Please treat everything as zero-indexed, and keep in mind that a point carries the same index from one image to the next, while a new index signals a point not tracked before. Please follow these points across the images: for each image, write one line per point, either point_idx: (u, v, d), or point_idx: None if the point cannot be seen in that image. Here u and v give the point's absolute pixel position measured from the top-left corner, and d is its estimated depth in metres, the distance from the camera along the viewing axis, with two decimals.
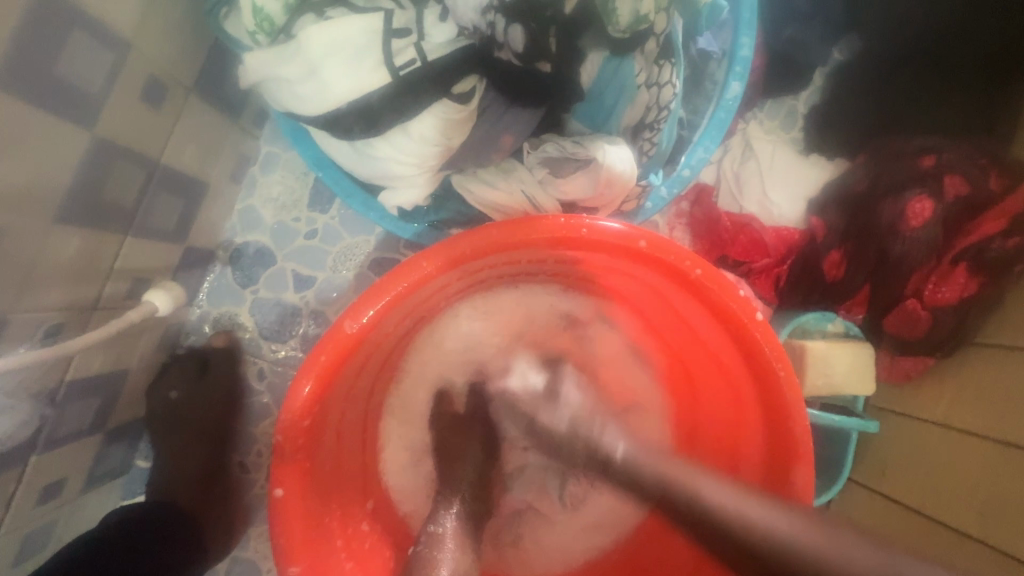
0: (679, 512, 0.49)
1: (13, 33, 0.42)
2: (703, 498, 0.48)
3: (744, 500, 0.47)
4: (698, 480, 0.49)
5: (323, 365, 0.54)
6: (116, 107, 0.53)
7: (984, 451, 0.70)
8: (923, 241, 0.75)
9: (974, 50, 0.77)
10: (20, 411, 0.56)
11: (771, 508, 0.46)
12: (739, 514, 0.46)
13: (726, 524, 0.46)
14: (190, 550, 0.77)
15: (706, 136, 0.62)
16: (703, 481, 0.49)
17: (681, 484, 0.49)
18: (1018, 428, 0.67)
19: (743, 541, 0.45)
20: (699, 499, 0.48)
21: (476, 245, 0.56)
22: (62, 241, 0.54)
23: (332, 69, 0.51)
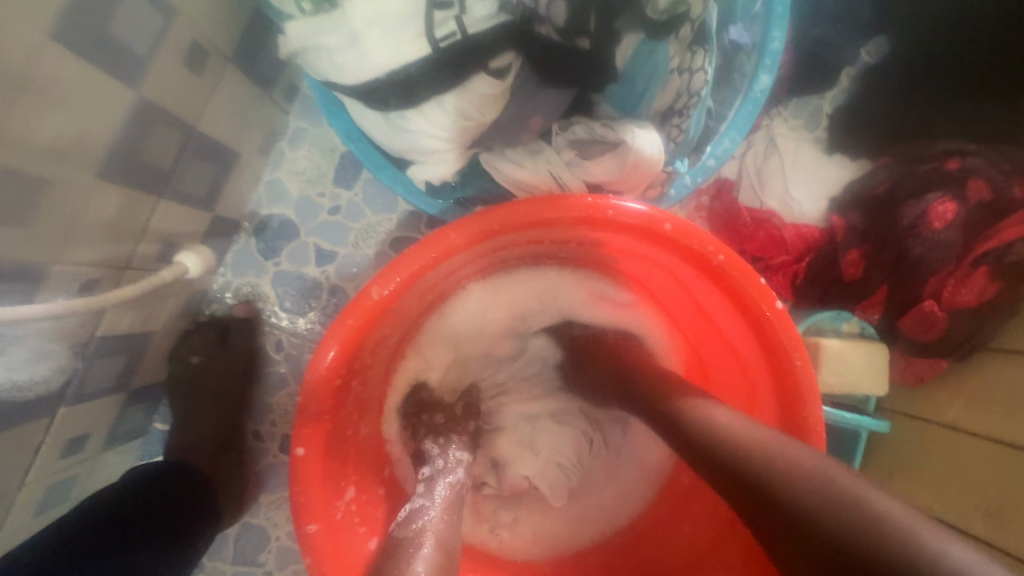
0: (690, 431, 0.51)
1: None
2: (722, 431, 0.49)
3: (756, 433, 0.48)
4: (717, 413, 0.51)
5: (350, 329, 0.56)
6: (160, 70, 0.55)
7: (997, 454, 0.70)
8: (943, 242, 0.75)
9: (1004, 55, 0.76)
10: (54, 360, 0.58)
11: (790, 445, 0.46)
12: (752, 447, 0.46)
13: (730, 449, 0.47)
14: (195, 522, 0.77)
15: (732, 126, 0.62)
16: (723, 414, 0.50)
17: (694, 412, 0.52)
18: None
19: (749, 467, 0.45)
20: (712, 423, 0.50)
21: (503, 220, 0.57)
22: (103, 197, 0.55)
23: (374, 39, 0.52)
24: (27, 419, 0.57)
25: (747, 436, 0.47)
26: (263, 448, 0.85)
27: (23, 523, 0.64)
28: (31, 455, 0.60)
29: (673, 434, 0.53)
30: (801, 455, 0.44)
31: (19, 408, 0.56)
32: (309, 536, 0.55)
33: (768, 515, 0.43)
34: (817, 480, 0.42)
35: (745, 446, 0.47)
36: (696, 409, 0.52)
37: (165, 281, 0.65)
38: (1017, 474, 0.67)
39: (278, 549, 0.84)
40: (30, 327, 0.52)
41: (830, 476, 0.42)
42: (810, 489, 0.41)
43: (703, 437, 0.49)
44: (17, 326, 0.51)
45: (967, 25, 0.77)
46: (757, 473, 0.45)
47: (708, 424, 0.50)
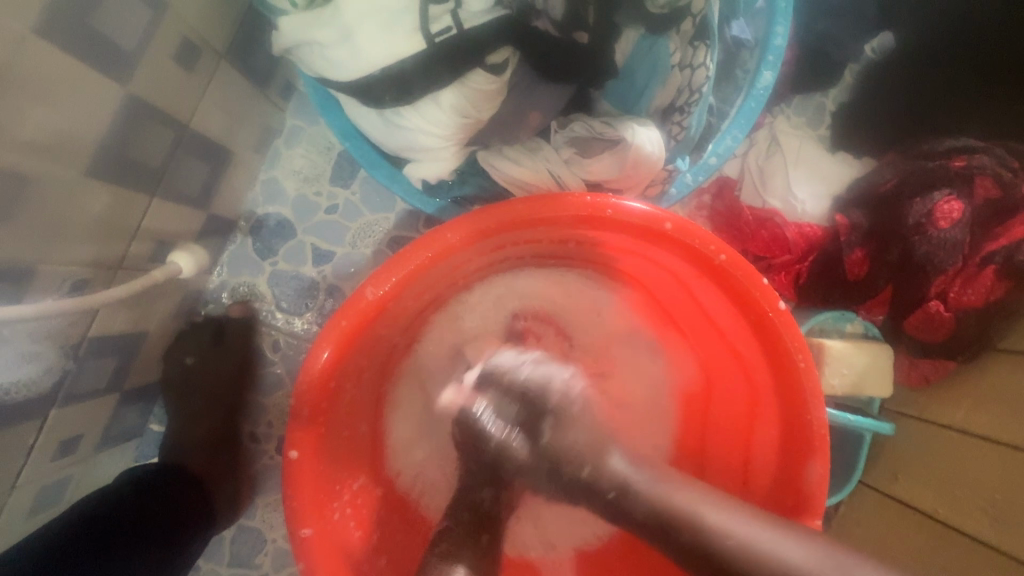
0: (659, 539, 0.51)
1: None
2: (694, 526, 0.50)
3: (724, 518, 0.50)
4: (708, 512, 0.50)
5: (343, 330, 0.55)
6: (150, 66, 0.54)
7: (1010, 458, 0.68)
8: (949, 241, 0.73)
9: (1012, 50, 0.74)
10: (44, 360, 0.57)
11: (762, 530, 0.49)
12: (728, 531, 0.49)
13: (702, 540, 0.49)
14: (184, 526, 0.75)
15: (734, 124, 0.61)
16: (700, 503, 0.51)
17: (670, 503, 0.52)
18: None
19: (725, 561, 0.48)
20: (692, 526, 0.50)
21: (500, 219, 0.56)
22: (92, 195, 0.54)
23: (367, 34, 0.51)
24: (19, 418, 0.57)
25: (720, 522, 0.49)
26: (259, 450, 0.84)
27: (16, 526, 0.64)
28: (21, 457, 0.59)
29: (629, 522, 0.53)
30: (762, 534, 0.48)
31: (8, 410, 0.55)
32: (302, 540, 0.54)
33: None
34: (791, 566, 0.46)
35: (724, 534, 0.49)
36: (662, 501, 0.52)
37: (156, 280, 0.64)
38: (1021, 476, 0.66)
39: (274, 551, 0.84)
40: (19, 328, 0.52)
41: (793, 553, 0.47)
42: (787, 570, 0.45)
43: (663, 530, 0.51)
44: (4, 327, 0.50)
45: (974, 21, 0.75)
46: (722, 556, 0.48)
47: (691, 520, 0.50)
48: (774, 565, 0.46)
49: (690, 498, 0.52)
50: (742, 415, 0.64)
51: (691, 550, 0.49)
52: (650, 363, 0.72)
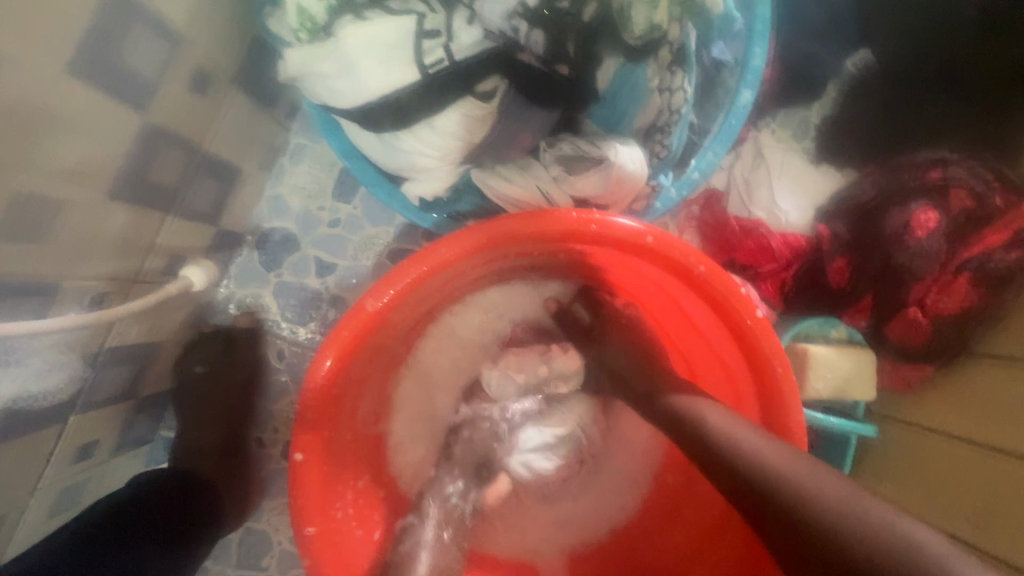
0: (683, 433, 0.56)
1: (85, 28, 0.47)
2: (713, 429, 0.54)
3: (738, 429, 0.53)
4: (709, 411, 0.56)
5: (345, 339, 0.58)
6: (166, 95, 0.58)
7: (992, 461, 0.70)
8: (926, 250, 0.76)
9: (983, 67, 0.78)
10: (65, 369, 0.60)
11: (772, 446, 0.50)
12: (749, 448, 0.51)
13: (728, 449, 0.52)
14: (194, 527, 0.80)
15: (715, 141, 0.65)
16: (711, 411, 0.56)
17: (688, 411, 0.57)
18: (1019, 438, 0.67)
19: (743, 471, 0.50)
20: (701, 425, 0.55)
21: (491, 234, 0.59)
22: (112, 215, 0.58)
23: (367, 66, 0.55)
24: (43, 424, 0.60)
25: (740, 434, 0.52)
26: (265, 454, 0.87)
27: (36, 527, 0.67)
28: (43, 461, 0.63)
29: (666, 425, 0.59)
30: (778, 453, 0.49)
31: (32, 418, 0.58)
32: (306, 538, 0.57)
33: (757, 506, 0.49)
34: (804, 481, 0.47)
35: (728, 438, 0.52)
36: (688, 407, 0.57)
37: (171, 293, 0.69)
38: (998, 476, 0.69)
39: (279, 554, 0.86)
40: (44, 341, 0.55)
41: (816, 479, 0.46)
42: (785, 478, 0.47)
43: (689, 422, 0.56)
44: (29, 339, 0.54)
45: (946, 39, 0.79)
46: (746, 468, 0.50)
47: (701, 424, 0.55)
48: (772, 468, 0.48)
49: (719, 418, 0.55)
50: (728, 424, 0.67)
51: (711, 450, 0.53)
52: None
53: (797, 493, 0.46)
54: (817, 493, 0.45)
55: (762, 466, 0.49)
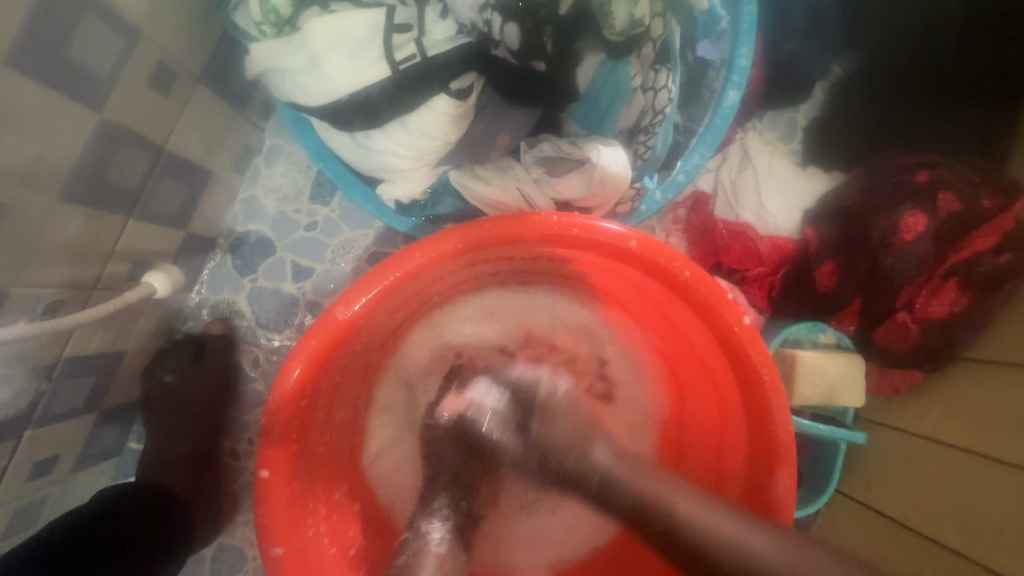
0: (645, 526, 0.47)
1: (28, 19, 0.44)
2: (683, 521, 0.45)
3: (708, 515, 0.45)
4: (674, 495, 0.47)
5: (314, 349, 0.56)
6: (123, 92, 0.55)
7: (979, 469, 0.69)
8: (914, 255, 0.75)
9: (970, 69, 0.77)
10: (17, 381, 0.57)
11: (754, 533, 0.43)
12: (730, 543, 0.43)
13: (705, 548, 0.44)
14: (161, 551, 0.77)
15: (701, 143, 0.62)
16: (675, 496, 0.47)
17: (652, 501, 0.47)
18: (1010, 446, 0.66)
19: (728, 572, 0.42)
20: (669, 514, 0.46)
21: (469, 238, 0.57)
22: (66, 218, 0.55)
23: (335, 61, 0.52)
24: None
25: (713, 524, 0.44)
26: (239, 467, 0.84)
27: None
28: None
29: (625, 514, 0.49)
30: (760, 538, 0.43)
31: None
32: (273, 559, 0.54)
33: None
34: (794, 573, 0.41)
35: (702, 529, 0.44)
36: (648, 497, 0.48)
37: (131, 300, 0.64)
38: (985, 488, 0.67)
39: (253, 570, 0.83)
40: None
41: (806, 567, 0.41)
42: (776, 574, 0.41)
43: (653, 515, 0.47)
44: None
45: (934, 41, 0.77)
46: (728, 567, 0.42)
47: (667, 513, 0.46)
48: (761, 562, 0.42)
49: (688, 505, 0.46)
50: (711, 439, 0.66)
51: (684, 548, 0.45)
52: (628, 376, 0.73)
53: None
54: None
55: (704, 536, 0.44)
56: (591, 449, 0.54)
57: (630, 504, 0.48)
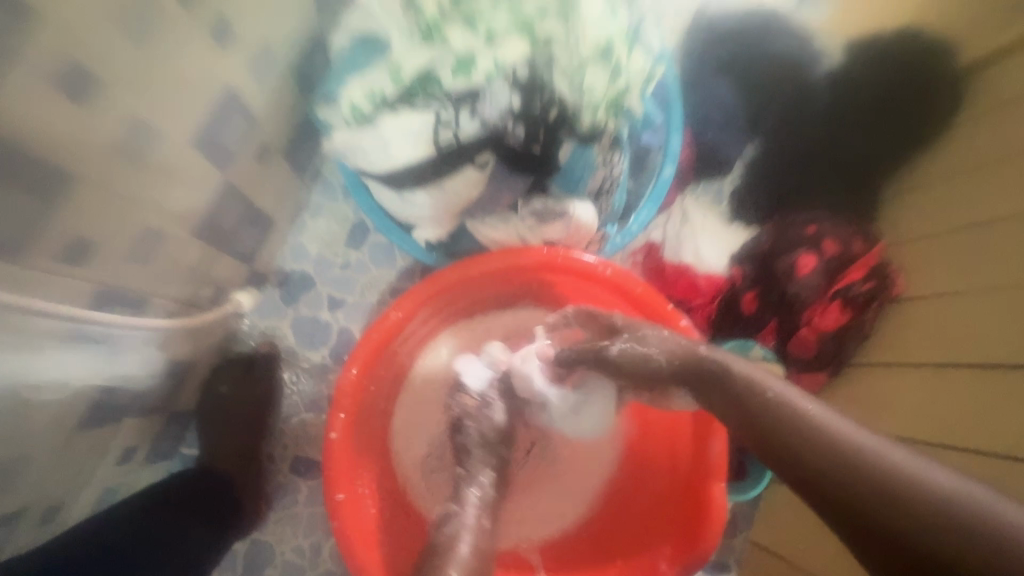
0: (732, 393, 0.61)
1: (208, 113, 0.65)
2: (768, 392, 0.58)
3: (795, 399, 0.57)
4: (772, 383, 0.59)
5: (372, 342, 0.81)
6: (242, 161, 0.76)
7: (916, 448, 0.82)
8: (809, 285, 1.01)
9: (839, 153, 1.07)
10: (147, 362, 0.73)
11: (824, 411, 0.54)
12: (800, 414, 0.55)
13: (770, 410, 0.57)
14: (210, 532, 0.89)
15: (647, 203, 0.89)
16: (771, 380, 0.60)
17: (746, 380, 0.61)
18: (902, 425, 0.86)
19: (785, 428, 0.55)
20: (760, 393, 0.59)
21: (481, 265, 0.82)
22: (191, 249, 0.74)
23: (397, 144, 0.73)
24: (111, 419, 0.73)
25: (785, 396, 0.57)
26: (273, 469, 1.01)
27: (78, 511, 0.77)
28: (98, 455, 0.75)
29: (704, 387, 0.65)
30: (831, 420, 0.53)
31: (104, 434, 0.74)
32: (336, 501, 0.75)
33: (795, 466, 0.53)
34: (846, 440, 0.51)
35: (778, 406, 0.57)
36: (738, 373, 0.62)
37: (208, 319, 0.83)
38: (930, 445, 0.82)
39: (283, 560, 1.00)
40: (129, 337, 0.67)
41: (863, 442, 0.50)
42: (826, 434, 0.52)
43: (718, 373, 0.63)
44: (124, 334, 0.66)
45: (815, 130, 1.08)
46: (787, 424, 0.55)
47: (754, 387, 0.60)
48: (816, 427, 0.53)
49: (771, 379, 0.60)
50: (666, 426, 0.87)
51: (755, 411, 0.58)
52: None
53: (832, 441, 0.51)
54: (869, 461, 0.48)
55: (779, 408, 0.56)
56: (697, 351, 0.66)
57: (694, 371, 0.65)
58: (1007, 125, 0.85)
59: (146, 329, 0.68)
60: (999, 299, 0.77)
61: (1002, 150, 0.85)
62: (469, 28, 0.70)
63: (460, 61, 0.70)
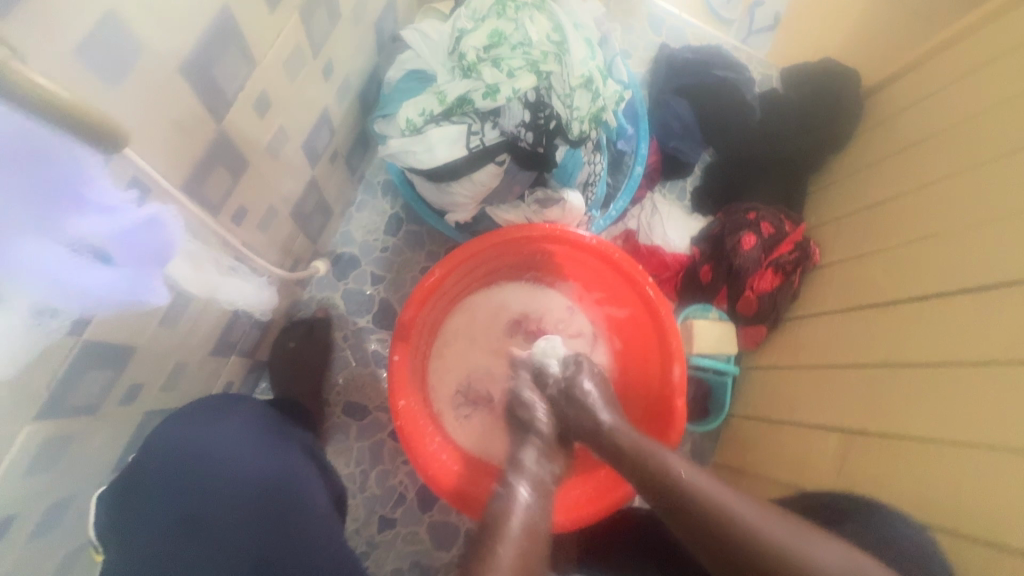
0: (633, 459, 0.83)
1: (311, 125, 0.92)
2: (657, 457, 0.81)
3: (689, 470, 0.78)
4: (651, 446, 0.84)
5: (417, 297, 1.03)
6: (323, 161, 1.03)
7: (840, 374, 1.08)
8: (751, 257, 1.28)
9: (773, 156, 1.37)
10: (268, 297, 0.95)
11: (705, 480, 0.76)
12: (686, 481, 0.76)
13: (671, 481, 0.77)
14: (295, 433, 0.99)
15: (624, 193, 1.19)
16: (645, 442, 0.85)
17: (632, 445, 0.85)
18: (829, 358, 1.12)
19: (685, 505, 0.75)
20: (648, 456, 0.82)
21: (499, 237, 1.07)
22: (286, 225, 0.99)
23: (440, 146, 0.99)
24: (227, 352, 0.97)
25: (675, 470, 0.78)
26: (329, 411, 1.26)
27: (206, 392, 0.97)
28: (214, 382, 0.99)
29: (615, 458, 0.87)
30: (712, 488, 0.75)
31: (220, 367, 0.98)
32: (399, 407, 0.99)
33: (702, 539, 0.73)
34: (735, 514, 0.71)
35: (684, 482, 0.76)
36: (634, 446, 0.85)
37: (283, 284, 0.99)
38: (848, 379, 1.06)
39: (336, 485, 1.24)
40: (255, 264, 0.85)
41: (737, 506, 0.72)
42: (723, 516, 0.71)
43: (638, 456, 0.83)
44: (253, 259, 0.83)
45: (754, 139, 1.37)
46: (686, 500, 0.75)
47: (656, 457, 0.81)
48: (719, 505, 0.73)
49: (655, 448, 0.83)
50: (640, 359, 1.15)
51: (662, 483, 0.78)
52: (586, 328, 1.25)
53: (707, 506, 0.73)
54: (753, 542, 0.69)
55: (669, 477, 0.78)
56: (616, 433, 0.88)
57: (615, 451, 0.87)
58: (888, 136, 1.21)
59: (266, 269, 0.90)
60: (916, 262, 1.01)
61: (885, 154, 1.19)
62: (495, 66, 0.94)
63: (488, 90, 0.94)
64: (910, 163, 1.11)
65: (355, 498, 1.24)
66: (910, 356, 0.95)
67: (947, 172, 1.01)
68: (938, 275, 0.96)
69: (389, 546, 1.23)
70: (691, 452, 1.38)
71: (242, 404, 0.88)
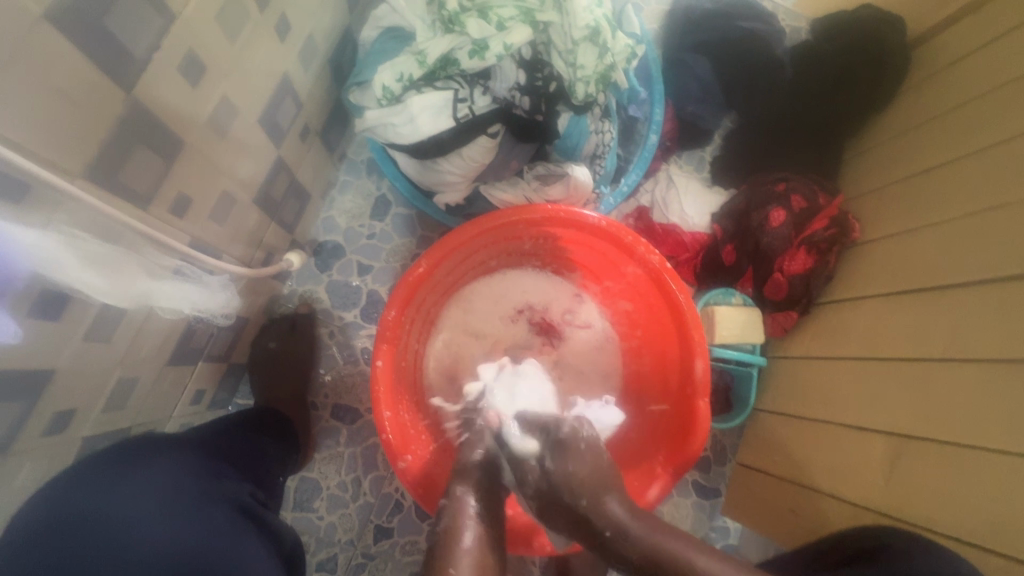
0: (624, 504, 0.75)
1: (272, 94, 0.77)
2: (651, 513, 0.73)
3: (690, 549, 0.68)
4: (654, 514, 0.74)
5: (402, 295, 0.92)
6: (290, 141, 0.89)
7: (884, 368, 0.96)
8: (781, 235, 1.13)
9: (806, 118, 1.20)
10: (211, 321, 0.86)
11: (721, 566, 0.67)
12: (685, 559, 0.67)
13: (668, 550, 0.69)
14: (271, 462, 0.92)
15: (635, 167, 1.05)
16: (658, 519, 0.73)
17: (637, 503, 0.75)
18: (870, 349, 1.00)
19: (679, 565, 0.67)
20: (648, 517, 0.73)
21: (497, 221, 0.93)
22: (250, 215, 0.85)
23: (423, 117, 0.85)
24: (190, 360, 0.86)
25: (672, 540, 0.70)
26: (317, 415, 1.15)
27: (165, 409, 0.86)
28: (178, 394, 0.88)
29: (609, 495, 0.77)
30: (717, 571, 0.66)
31: (184, 376, 0.87)
32: (385, 418, 0.88)
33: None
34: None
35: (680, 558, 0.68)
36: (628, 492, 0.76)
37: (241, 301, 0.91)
38: (890, 374, 0.94)
39: (327, 494, 1.14)
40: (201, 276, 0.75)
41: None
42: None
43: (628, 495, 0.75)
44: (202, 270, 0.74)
45: (780, 102, 1.21)
46: (682, 565, 0.67)
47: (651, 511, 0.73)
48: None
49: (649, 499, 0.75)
50: (657, 353, 1.02)
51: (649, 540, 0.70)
52: (593, 317, 1.12)
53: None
54: None
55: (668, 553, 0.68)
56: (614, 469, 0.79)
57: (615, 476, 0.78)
58: (938, 91, 1.04)
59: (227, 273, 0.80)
60: (970, 226, 0.88)
61: (932, 113, 1.04)
62: (482, 17, 0.80)
63: (475, 46, 0.80)
64: (965, 122, 0.95)
65: (348, 507, 1.14)
66: (964, 349, 0.83)
67: (1010, 133, 0.86)
68: (988, 237, 0.85)
69: (387, 557, 1.13)
70: (713, 449, 1.27)
71: (169, 449, 0.74)
